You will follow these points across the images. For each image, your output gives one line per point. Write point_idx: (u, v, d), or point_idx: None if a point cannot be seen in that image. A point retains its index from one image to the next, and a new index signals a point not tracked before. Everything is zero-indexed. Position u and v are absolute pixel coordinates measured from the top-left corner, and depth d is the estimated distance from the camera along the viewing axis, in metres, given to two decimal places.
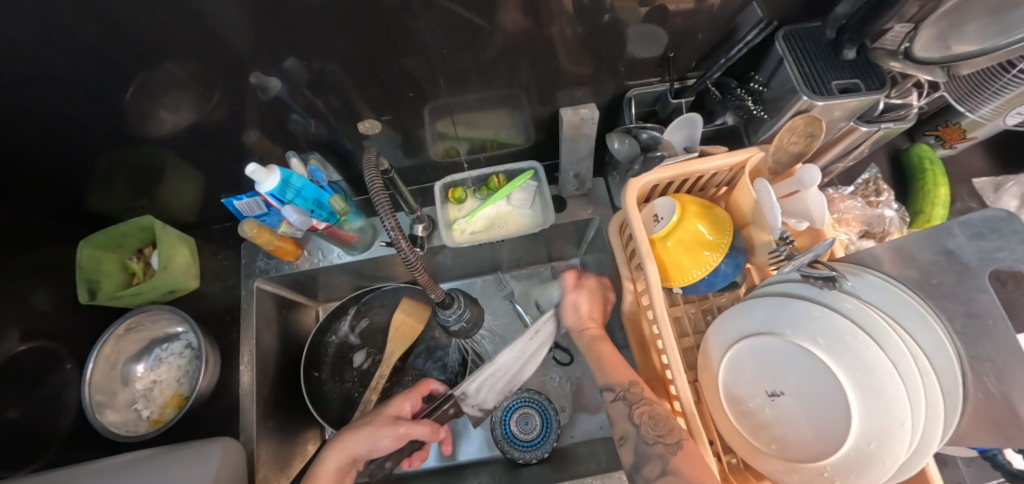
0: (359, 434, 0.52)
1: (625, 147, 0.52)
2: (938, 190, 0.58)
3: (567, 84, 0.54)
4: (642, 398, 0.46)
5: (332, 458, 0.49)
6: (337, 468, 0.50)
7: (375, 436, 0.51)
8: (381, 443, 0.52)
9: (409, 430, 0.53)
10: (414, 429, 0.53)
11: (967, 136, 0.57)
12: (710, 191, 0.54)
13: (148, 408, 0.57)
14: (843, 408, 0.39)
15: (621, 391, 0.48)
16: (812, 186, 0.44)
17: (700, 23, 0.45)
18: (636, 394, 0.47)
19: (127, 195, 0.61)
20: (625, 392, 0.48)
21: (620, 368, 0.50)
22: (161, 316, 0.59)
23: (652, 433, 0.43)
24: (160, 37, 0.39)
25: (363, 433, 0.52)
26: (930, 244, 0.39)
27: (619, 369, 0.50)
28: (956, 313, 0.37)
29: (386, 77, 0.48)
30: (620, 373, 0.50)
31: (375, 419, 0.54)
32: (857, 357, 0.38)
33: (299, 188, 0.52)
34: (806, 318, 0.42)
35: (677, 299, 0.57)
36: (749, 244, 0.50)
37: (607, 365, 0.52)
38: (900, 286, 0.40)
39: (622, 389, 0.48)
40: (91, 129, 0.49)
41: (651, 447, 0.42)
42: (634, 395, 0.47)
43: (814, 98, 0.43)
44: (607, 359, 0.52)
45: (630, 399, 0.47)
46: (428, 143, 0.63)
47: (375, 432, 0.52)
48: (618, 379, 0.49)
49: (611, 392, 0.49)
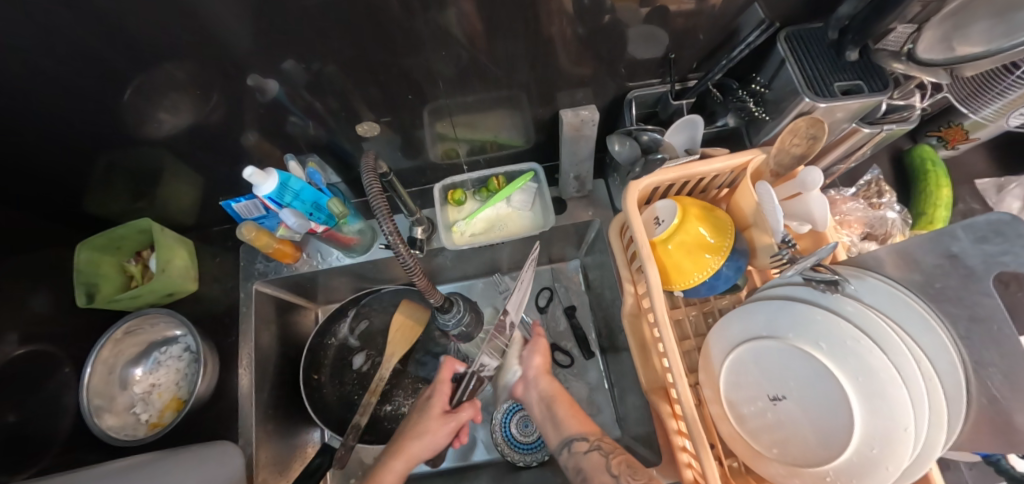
0: (419, 439, 0.52)
1: (626, 149, 0.51)
2: (941, 191, 0.57)
3: (567, 85, 0.53)
4: (614, 449, 0.49)
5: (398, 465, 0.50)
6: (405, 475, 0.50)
7: (435, 438, 0.52)
8: (440, 442, 0.52)
9: (458, 417, 0.54)
10: (465, 413, 0.54)
11: (969, 137, 0.57)
12: (712, 193, 0.54)
13: (147, 411, 0.57)
14: (845, 412, 0.39)
15: (595, 441, 0.51)
16: (814, 188, 0.44)
17: (701, 24, 0.45)
18: (609, 445, 0.50)
19: (125, 197, 0.61)
20: (599, 442, 0.51)
21: (584, 421, 0.54)
22: (160, 320, 0.59)
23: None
24: (156, 39, 0.38)
25: (421, 439, 0.51)
26: (934, 248, 0.39)
27: (581, 421, 0.54)
28: (960, 316, 0.37)
29: (385, 78, 0.48)
30: (586, 424, 0.54)
31: (428, 422, 0.53)
32: (860, 362, 0.38)
33: (297, 191, 0.51)
34: (808, 321, 0.42)
35: (678, 302, 0.57)
36: (750, 246, 0.49)
37: (573, 416, 0.54)
38: (902, 289, 0.40)
39: (594, 440, 0.51)
40: (89, 132, 0.48)
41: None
42: (607, 446, 0.50)
43: (816, 99, 0.42)
44: (571, 413, 0.55)
45: (605, 450, 0.50)
46: (427, 145, 0.63)
47: (434, 433, 0.52)
48: (588, 430, 0.53)
49: (585, 442, 0.51)
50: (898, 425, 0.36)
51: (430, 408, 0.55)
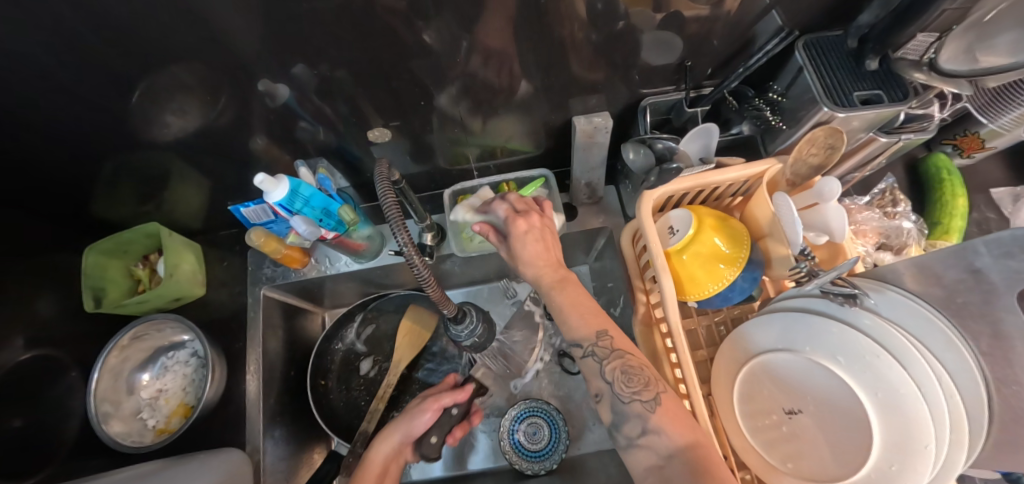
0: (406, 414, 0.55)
1: (640, 157, 0.51)
2: (957, 200, 0.56)
3: (579, 91, 0.53)
4: (611, 353, 0.42)
5: (381, 444, 0.51)
6: (386, 452, 0.51)
7: (414, 414, 0.54)
8: (423, 418, 0.53)
9: (439, 401, 0.55)
10: (443, 395, 0.56)
11: (985, 145, 0.56)
12: (725, 201, 0.53)
13: (153, 417, 0.56)
14: (864, 428, 0.38)
15: (590, 345, 0.43)
16: (832, 199, 0.43)
17: (716, 30, 0.44)
18: (606, 349, 0.42)
19: (132, 201, 0.60)
20: (594, 346, 0.43)
21: (585, 319, 0.44)
22: (166, 325, 0.59)
23: (626, 391, 0.40)
24: (166, 43, 0.38)
25: (404, 417, 0.54)
26: (956, 262, 0.38)
27: (584, 318, 0.44)
28: (982, 333, 0.37)
29: (396, 83, 0.47)
30: (587, 324, 0.44)
31: (412, 405, 0.56)
32: (878, 377, 0.37)
33: (307, 197, 0.51)
34: (823, 334, 0.41)
35: (690, 311, 0.56)
36: (765, 256, 0.49)
37: (574, 317, 0.44)
38: (922, 303, 0.39)
39: (589, 344, 0.43)
40: (95, 134, 0.48)
41: (628, 405, 0.39)
42: (603, 350, 0.42)
43: (835, 108, 0.42)
44: (572, 311, 0.45)
45: (601, 355, 0.42)
46: (437, 150, 0.62)
47: (416, 410, 0.54)
48: (586, 332, 0.44)
49: (580, 348, 0.44)
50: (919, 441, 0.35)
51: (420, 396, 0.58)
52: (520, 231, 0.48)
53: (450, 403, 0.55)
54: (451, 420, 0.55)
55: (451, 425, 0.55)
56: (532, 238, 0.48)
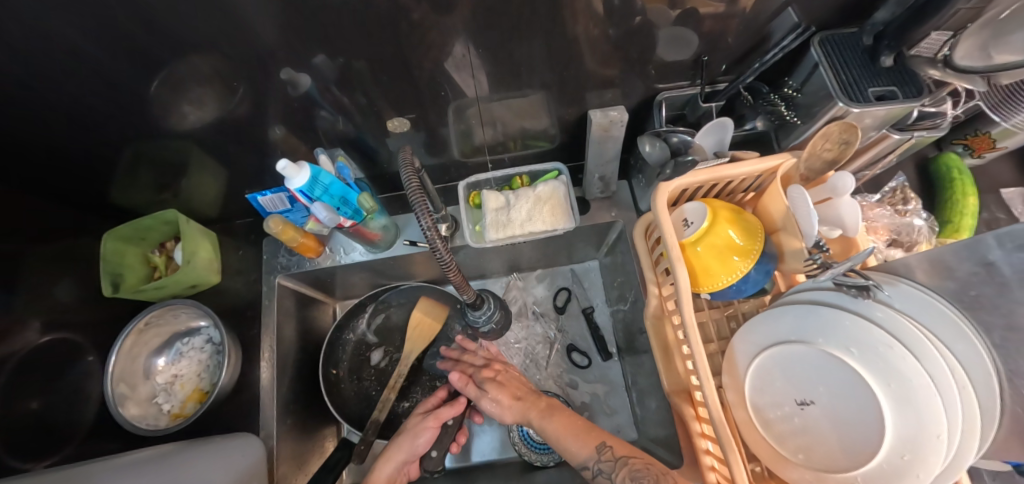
0: (405, 435, 0.56)
1: (656, 150, 0.52)
2: (968, 199, 0.57)
3: (595, 86, 0.53)
4: (617, 463, 0.45)
5: (384, 465, 0.54)
6: (390, 472, 0.54)
7: (414, 434, 0.56)
8: (421, 437, 0.56)
9: (438, 417, 0.57)
10: (441, 410, 0.58)
11: (996, 145, 0.56)
12: (737, 196, 0.54)
13: (169, 402, 0.57)
14: (876, 418, 0.38)
15: (596, 461, 0.46)
16: (846, 193, 0.44)
17: (732, 26, 0.45)
18: (611, 461, 0.46)
19: (150, 189, 0.61)
20: (600, 463, 0.46)
21: (578, 436, 0.49)
22: (183, 310, 0.60)
23: None
24: (193, 31, 0.39)
25: (404, 438, 0.56)
26: (969, 254, 0.38)
27: (577, 440, 0.49)
28: (996, 326, 0.37)
29: (416, 74, 0.48)
30: (582, 443, 0.48)
31: (411, 423, 0.58)
32: (893, 368, 0.38)
33: (326, 185, 0.52)
34: (836, 326, 0.42)
35: (701, 304, 0.57)
36: (778, 250, 0.49)
37: (565, 439, 0.49)
38: (935, 296, 0.40)
39: (596, 462, 0.46)
40: (117, 123, 0.49)
41: None
42: (608, 464, 0.46)
43: (850, 103, 0.42)
44: (563, 433, 0.50)
45: (608, 470, 0.45)
46: (452, 143, 0.63)
47: (415, 429, 0.56)
48: (586, 449, 0.47)
49: (588, 469, 0.47)
50: (931, 433, 0.35)
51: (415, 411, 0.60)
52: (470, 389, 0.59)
53: (449, 416, 0.58)
54: (450, 433, 0.58)
55: (450, 438, 0.57)
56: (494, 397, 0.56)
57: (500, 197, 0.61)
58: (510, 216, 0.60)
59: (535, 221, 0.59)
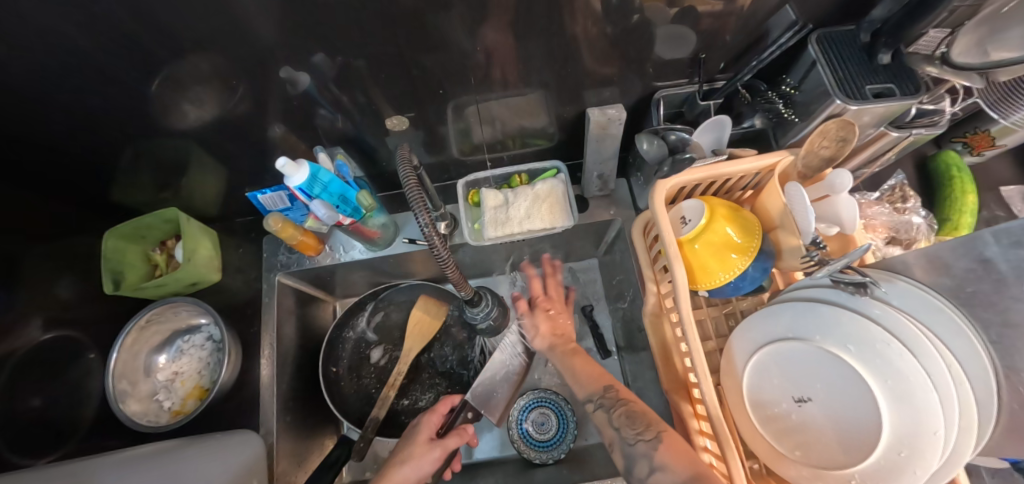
0: (409, 465, 0.50)
1: (654, 148, 0.51)
2: (967, 197, 0.57)
3: (593, 84, 0.54)
4: (617, 401, 0.47)
5: None
6: None
7: (419, 466, 0.50)
8: (426, 470, 0.50)
9: (444, 445, 0.53)
10: (449, 439, 0.53)
11: (996, 143, 0.56)
12: (736, 194, 0.54)
13: (170, 399, 0.57)
14: (873, 416, 0.38)
15: (598, 398, 0.49)
16: (843, 191, 0.44)
17: (730, 24, 0.45)
18: (613, 399, 0.48)
19: (151, 187, 0.61)
20: (601, 398, 0.48)
21: (591, 377, 0.51)
22: (184, 308, 0.60)
23: (630, 432, 0.44)
24: (192, 30, 0.39)
25: (409, 469, 0.50)
26: (966, 252, 0.39)
27: (590, 378, 0.51)
28: (992, 322, 0.37)
29: (415, 73, 0.48)
30: (592, 381, 0.50)
31: (415, 452, 0.52)
32: (890, 365, 0.38)
33: (325, 183, 0.52)
34: (833, 323, 0.42)
35: (699, 302, 0.57)
36: (776, 248, 0.49)
37: (579, 376, 0.52)
38: (932, 293, 0.40)
39: (597, 397, 0.49)
40: (118, 122, 0.49)
41: (633, 446, 0.43)
42: (610, 400, 0.48)
43: (847, 101, 0.43)
44: (579, 372, 0.52)
45: (608, 405, 0.47)
46: (451, 141, 0.63)
47: (421, 460, 0.51)
48: (593, 388, 0.50)
49: (590, 404, 0.49)
50: (929, 430, 0.35)
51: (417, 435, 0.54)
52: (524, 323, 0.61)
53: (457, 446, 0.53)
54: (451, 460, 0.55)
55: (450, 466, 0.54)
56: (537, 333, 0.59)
57: (498, 196, 0.62)
58: (509, 214, 0.60)
59: (534, 218, 0.59)
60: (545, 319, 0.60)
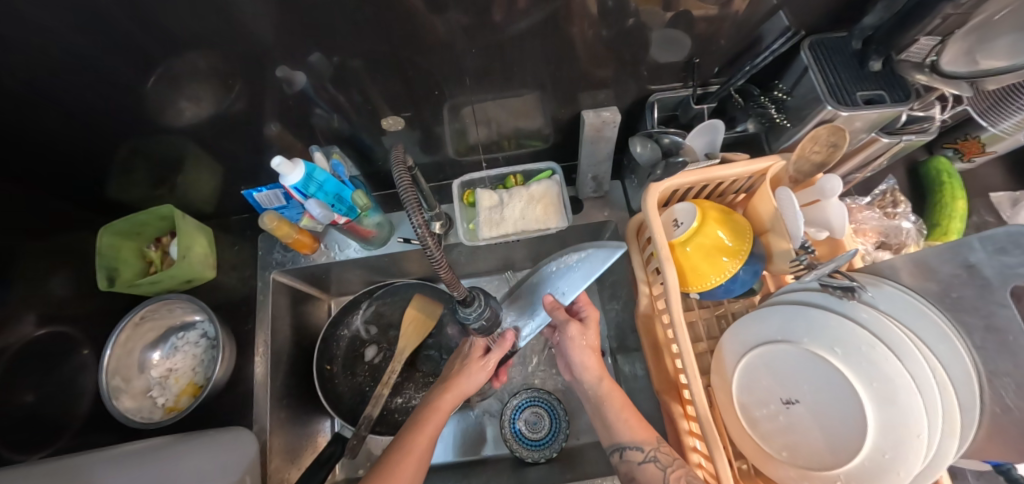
0: (467, 377, 0.53)
1: (647, 151, 0.53)
2: (956, 203, 0.57)
3: (588, 86, 0.54)
4: (675, 461, 0.44)
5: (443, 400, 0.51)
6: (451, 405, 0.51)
7: (474, 377, 0.53)
8: (480, 380, 0.53)
9: (494, 360, 0.54)
10: (493, 352, 0.54)
11: (986, 150, 0.57)
12: (728, 198, 0.55)
13: (163, 395, 0.57)
14: (860, 418, 0.39)
15: (652, 451, 0.45)
16: (833, 196, 0.45)
17: (724, 29, 0.45)
18: (668, 456, 0.44)
19: (146, 184, 0.61)
20: (656, 452, 0.45)
21: (638, 425, 0.48)
22: (177, 305, 0.60)
23: None
24: (188, 29, 0.39)
25: (466, 379, 0.53)
26: (952, 258, 0.39)
27: (637, 426, 0.48)
28: (975, 327, 0.37)
29: (410, 73, 0.48)
30: (642, 430, 0.47)
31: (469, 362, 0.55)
32: (875, 368, 0.38)
33: (321, 182, 0.52)
34: (821, 325, 0.42)
35: (691, 304, 0.58)
36: (767, 251, 0.50)
37: (625, 421, 0.48)
38: (917, 297, 0.40)
39: (652, 449, 0.45)
40: (113, 118, 0.49)
41: None
42: (665, 457, 0.44)
43: (839, 107, 0.43)
44: (625, 416, 0.49)
45: (663, 461, 0.44)
46: (447, 141, 0.63)
47: (478, 371, 0.53)
48: (644, 437, 0.46)
49: (639, 452, 0.45)
50: (912, 432, 0.36)
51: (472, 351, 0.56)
52: (569, 338, 0.54)
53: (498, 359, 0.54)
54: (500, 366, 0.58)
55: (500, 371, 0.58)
56: (588, 348, 0.54)
57: (494, 196, 0.62)
58: (504, 214, 0.60)
59: (529, 219, 0.60)
60: (584, 339, 0.54)
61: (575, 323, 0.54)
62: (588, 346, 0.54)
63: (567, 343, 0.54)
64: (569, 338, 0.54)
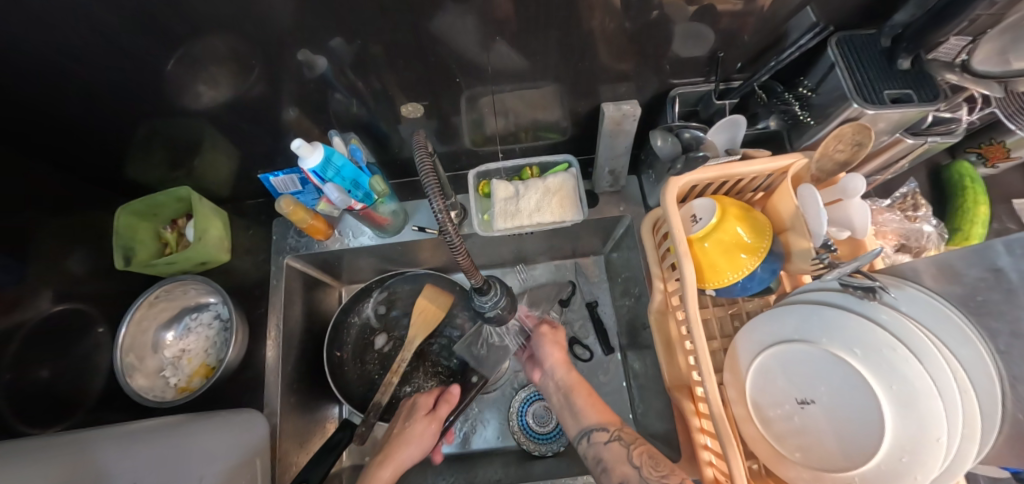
0: (408, 444, 0.53)
1: (668, 145, 0.52)
2: (979, 208, 0.57)
3: (608, 80, 0.54)
4: (636, 439, 0.47)
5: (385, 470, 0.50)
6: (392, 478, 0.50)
7: (423, 441, 0.54)
8: (426, 445, 0.54)
9: (439, 417, 0.57)
10: (439, 409, 0.57)
11: (1011, 155, 0.56)
12: (747, 195, 0.54)
13: (176, 375, 0.58)
14: (877, 421, 0.38)
15: (615, 430, 0.48)
16: (857, 195, 0.45)
17: (750, 24, 0.45)
18: (630, 435, 0.48)
19: (164, 165, 0.62)
20: (620, 432, 0.48)
21: (603, 410, 0.52)
22: (192, 286, 0.60)
23: (654, 475, 0.42)
24: (212, 10, 0.39)
25: (409, 443, 0.53)
26: (978, 261, 0.39)
27: (602, 410, 0.52)
28: (1001, 332, 0.37)
29: (431, 61, 0.48)
30: (606, 413, 0.51)
31: (411, 426, 0.55)
32: (894, 371, 0.38)
33: (339, 167, 0.52)
34: (839, 326, 0.42)
35: (705, 301, 0.57)
36: (785, 250, 0.49)
37: (592, 406, 0.52)
38: (941, 300, 0.40)
39: (615, 429, 0.49)
40: (133, 99, 0.49)
41: None
42: (628, 436, 0.48)
43: (865, 105, 0.43)
44: (589, 402, 0.53)
45: (626, 439, 0.47)
46: (463, 131, 0.63)
47: (421, 437, 0.54)
48: (608, 420, 0.50)
49: (604, 432, 0.49)
50: (930, 436, 0.35)
51: (415, 412, 0.57)
52: (541, 335, 0.60)
53: (445, 414, 0.57)
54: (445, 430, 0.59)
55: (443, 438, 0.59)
56: (555, 343, 0.60)
57: (509, 187, 0.62)
58: (519, 206, 0.60)
59: (543, 211, 0.60)
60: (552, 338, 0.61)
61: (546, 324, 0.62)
62: (556, 343, 0.60)
63: (538, 340, 0.60)
64: (540, 335, 0.60)
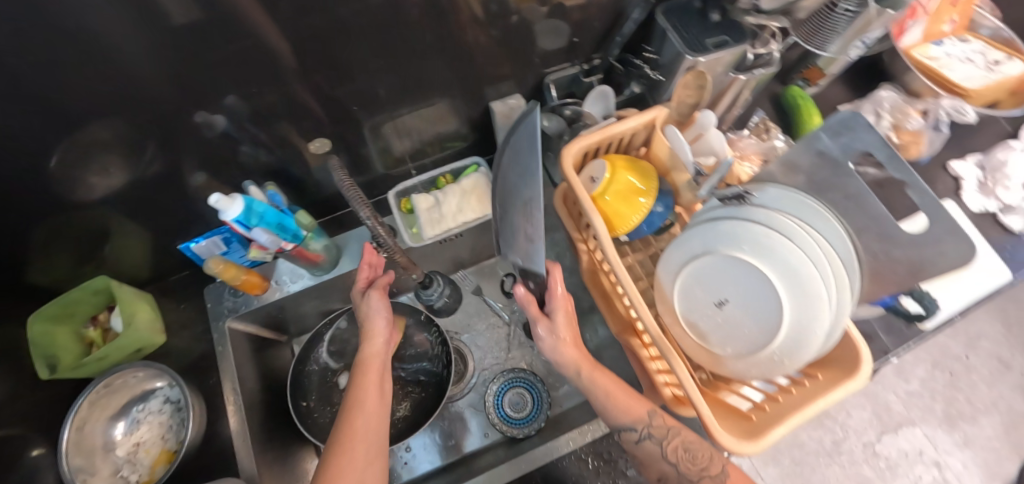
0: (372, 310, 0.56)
1: (554, 123, 0.62)
2: (813, 119, 0.69)
3: (492, 81, 0.60)
4: (668, 431, 0.49)
5: (369, 344, 0.55)
6: (382, 343, 0.56)
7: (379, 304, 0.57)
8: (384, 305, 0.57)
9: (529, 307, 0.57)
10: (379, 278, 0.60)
11: (825, 73, 0.70)
12: (633, 153, 0.62)
13: (135, 471, 0.55)
14: (774, 298, 0.46)
15: (644, 428, 0.49)
16: (711, 127, 0.54)
17: (594, 14, 0.54)
18: (660, 428, 0.49)
19: (70, 263, 0.59)
20: (649, 429, 0.49)
21: (632, 404, 0.50)
22: (134, 374, 0.58)
23: (694, 469, 0.48)
24: (92, 101, 0.39)
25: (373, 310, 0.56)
26: (806, 149, 0.47)
27: (629, 403, 0.50)
28: (838, 199, 0.46)
29: (329, 98, 0.51)
30: (634, 407, 0.50)
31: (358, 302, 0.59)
32: (773, 252, 0.46)
33: (262, 212, 0.54)
34: (728, 232, 0.50)
35: (625, 251, 0.64)
36: (673, 188, 0.58)
37: (619, 405, 0.50)
38: (792, 191, 0.49)
39: (644, 427, 0.49)
40: (20, 207, 0.47)
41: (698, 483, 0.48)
42: (658, 430, 0.49)
43: (695, 56, 0.53)
44: (614, 400, 0.50)
45: (657, 435, 0.49)
46: (373, 158, 0.67)
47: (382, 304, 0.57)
48: (636, 416, 0.49)
49: (634, 432, 0.49)
50: (812, 295, 0.43)
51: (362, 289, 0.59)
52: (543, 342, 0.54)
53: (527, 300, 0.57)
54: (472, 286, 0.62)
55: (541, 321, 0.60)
56: (563, 343, 0.53)
57: (429, 197, 0.66)
58: (442, 212, 0.65)
59: (466, 211, 0.65)
60: (565, 328, 0.53)
61: (542, 324, 0.53)
62: (565, 343, 0.53)
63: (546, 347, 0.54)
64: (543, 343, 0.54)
